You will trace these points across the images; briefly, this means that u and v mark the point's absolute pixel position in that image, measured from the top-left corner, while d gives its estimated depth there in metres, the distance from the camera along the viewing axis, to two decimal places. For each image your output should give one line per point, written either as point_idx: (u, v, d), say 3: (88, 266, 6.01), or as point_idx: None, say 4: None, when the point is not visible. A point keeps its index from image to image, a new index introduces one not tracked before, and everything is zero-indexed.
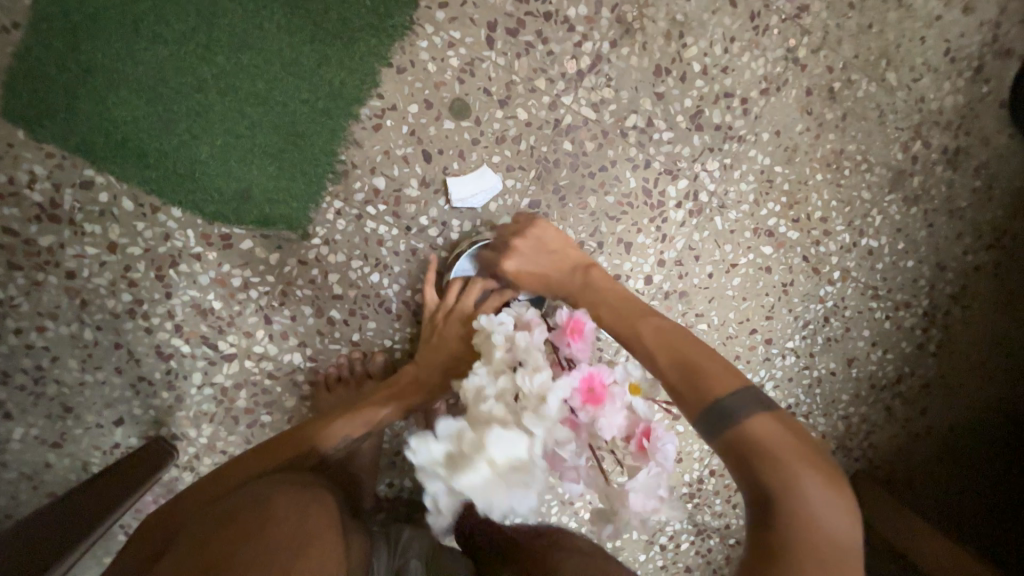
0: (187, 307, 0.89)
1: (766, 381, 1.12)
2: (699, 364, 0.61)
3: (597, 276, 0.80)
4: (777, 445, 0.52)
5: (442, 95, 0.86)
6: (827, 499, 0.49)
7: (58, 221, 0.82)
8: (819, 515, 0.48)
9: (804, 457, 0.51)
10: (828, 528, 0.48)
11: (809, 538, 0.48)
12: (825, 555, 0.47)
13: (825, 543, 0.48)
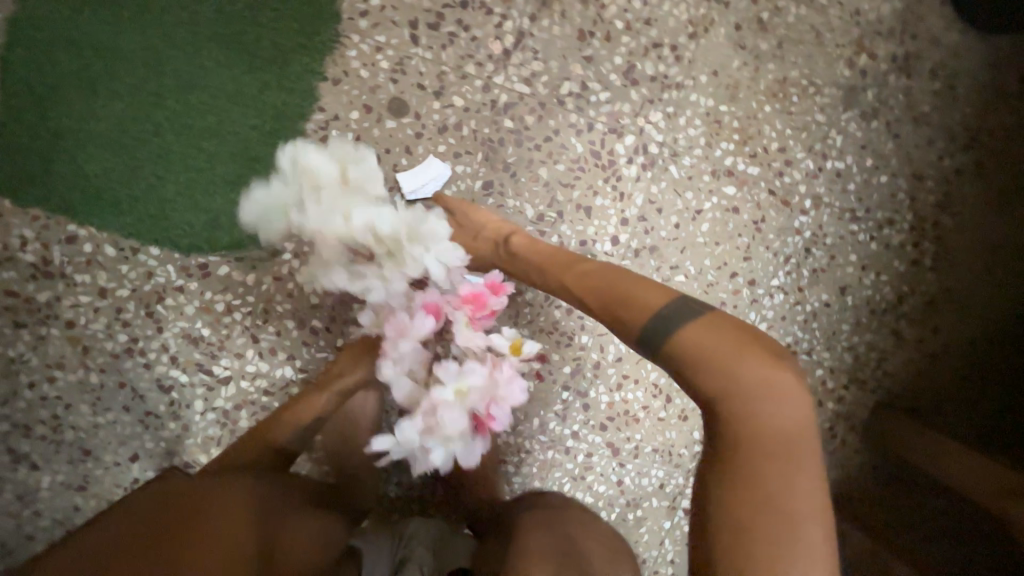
0: (179, 339, 0.94)
1: (760, 324, 1.09)
2: (631, 296, 0.70)
3: (517, 241, 0.85)
4: (716, 352, 0.60)
5: (379, 97, 0.90)
6: (765, 391, 0.57)
7: (52, 276, 0.89)
8: (761, 407, 0.57)
9: (738, 355, 0.59)
10: (772, 414, 0.57)
11: (754, 431, 0.57)
12: (773, 441, 0.56)
13: (770, 429, 0.57)
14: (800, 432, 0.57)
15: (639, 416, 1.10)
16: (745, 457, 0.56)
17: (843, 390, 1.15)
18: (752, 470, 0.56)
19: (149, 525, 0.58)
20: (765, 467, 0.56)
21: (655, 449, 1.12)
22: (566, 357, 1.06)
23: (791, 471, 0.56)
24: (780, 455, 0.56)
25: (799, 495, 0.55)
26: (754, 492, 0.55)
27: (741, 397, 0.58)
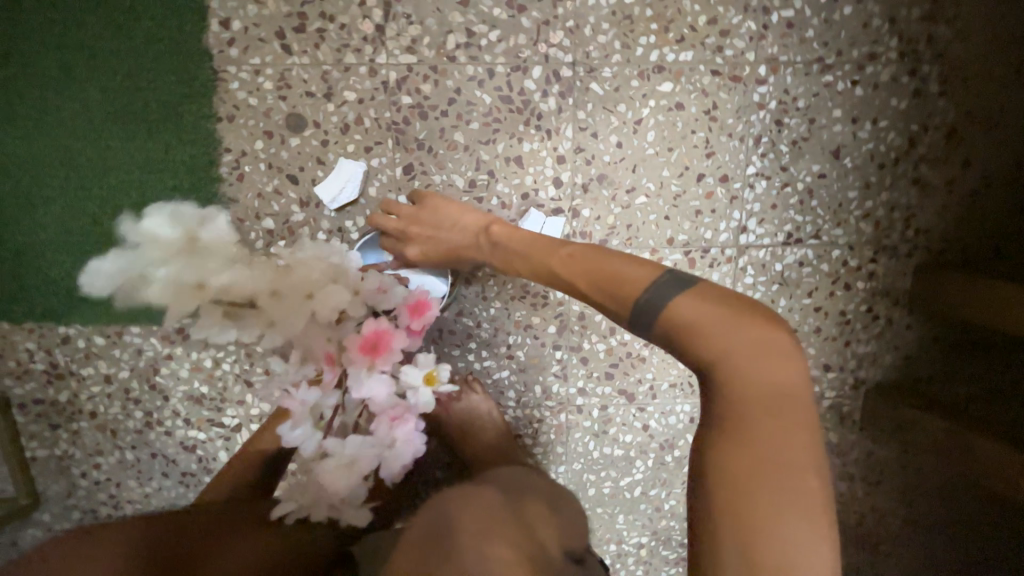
0: (185, 401, 1.00)
1: (749, 221, 0.97)
2: (615, 272, 0.63)
3: (498, 231, 0.80)
4: (711, 321, 0.53)
5: (275, 118, 0.89)
6: (764, 357, 0.52)
7: (63, 376, 0.98)
8: (761, 374, 0.52)
9: (732, 322, 0.53)
10: (774, 378, 0.52)
11: (757, 396, 0.51)
12: (774, 403, 0.51)
13: (773, 394, 0.51)
14: (800, 391, 0.53)
15: (644, 355, 1.03)
16: (747, 421, 0.51)
17: (872, 265, 1.01)
18: (757, 437, 0.50)
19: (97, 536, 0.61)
20: (767, 433, 0.50)
21: (673, 385, 1.05)
22: (547, 317, 1.01)
23: (795, 432, 0.51)
24: (780, 418, 0.51)
25: (806, 459, 0.50)
26: (762, 461, 0.50)
27: (740, 364, 0.52)
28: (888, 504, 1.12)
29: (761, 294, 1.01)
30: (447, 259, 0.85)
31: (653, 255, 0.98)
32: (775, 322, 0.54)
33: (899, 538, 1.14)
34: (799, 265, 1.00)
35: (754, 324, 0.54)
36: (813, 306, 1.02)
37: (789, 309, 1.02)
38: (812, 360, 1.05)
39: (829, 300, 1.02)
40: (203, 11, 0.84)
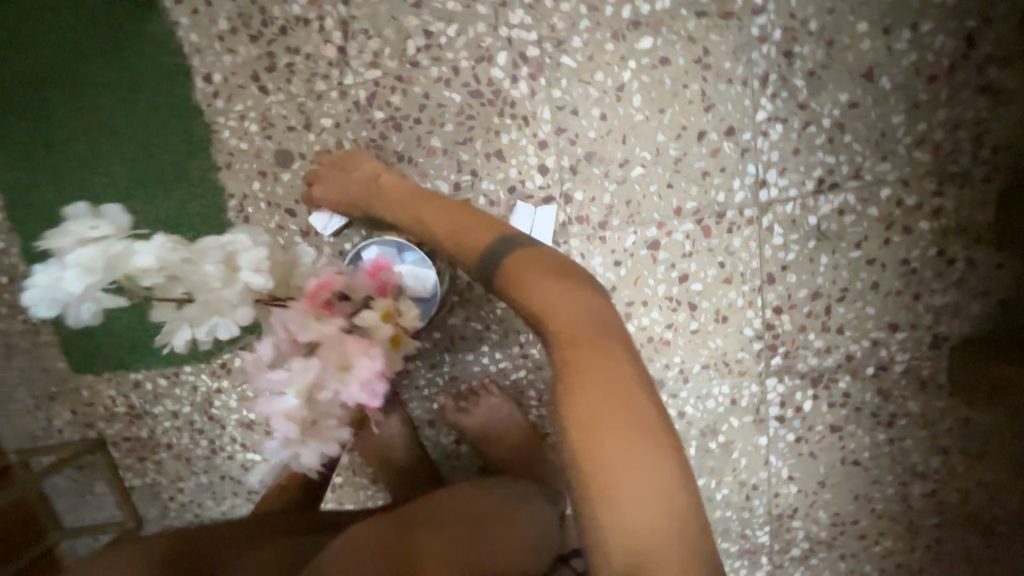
0: (239, 428, 1.10)
1: (769, 174, 0.85)
2: (461, 227, 0.64)
3: (386, 178, 0.78)
4: (531, 274, 0.54)
5: (265, 157, 0.93)
6: (587, 317, 0.52)
7: (141, 415, 1.12)
8: (542, 278, 0.54)
9: (553, 274, 0.54)
10: (606, 337, 0.52)
11: (585, 344, 0.51)
12: (596, 346, 0.51)
13: (600, 352, 0.50)
14: (621, 335, 0.53)
15: (668, 339, 0.95)
16: (581, 369, 0.50)
17: (937, 199, 0.84)
18: (590, 384, 0.49)
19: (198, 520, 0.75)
20: (599, 380, 0.49)
21: (706, 366, 0.95)
22: None
23: (618, 370, 0.50)
24: (608, 360, 0.50)
25: (638, 405, 0.49)
26: (594, 405, 0.48)
27: (562, 311, 0.52)
28: (998, 478, 0.95)
29: (796, 253, 0.88)
30: (351, 214, 0.82)
31: (661, 229, 0.90)
32: (593, 278, 0.56)
33: (1019, 516, 0.96)
34: (839, 214, 0.86)
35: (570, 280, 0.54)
36: (865, 259, 0.87)
37: (834, 266, 0.88)
38: (874, 322, 0.90)
39: (885, 249, 0.87)
40: (185, 69, 0.90)
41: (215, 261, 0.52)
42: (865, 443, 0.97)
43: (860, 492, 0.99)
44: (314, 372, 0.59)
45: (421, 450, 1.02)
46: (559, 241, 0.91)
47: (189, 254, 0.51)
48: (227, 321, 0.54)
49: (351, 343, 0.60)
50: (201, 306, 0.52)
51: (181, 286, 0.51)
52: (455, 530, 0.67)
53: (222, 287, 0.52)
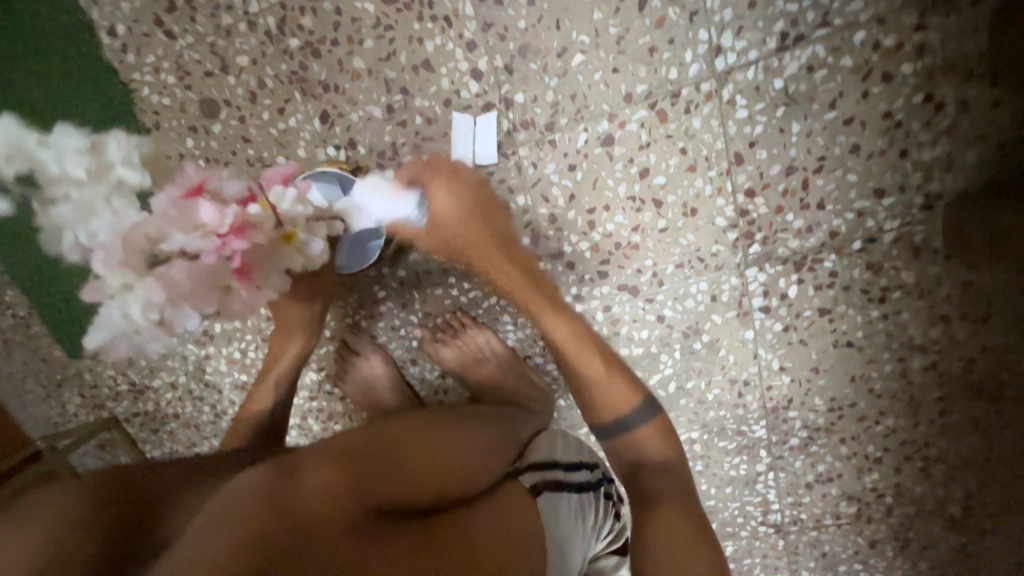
0: (235, 391, 1.14)
1: (722, 37, 0.77)
2: (512, 257, 0.86)
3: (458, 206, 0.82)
4: (585, 338, 0.86)
5: (191, 110, 0.89)
6: (607, 362, 0.86)
7: (144, 391, 1.17)
8: (656, 437, 0.82)
9: (589, 334, 0.87)
10: (637, 424, 0.83)
11: (624, 387, 0.84)
12: (620, 374, 0.85)
13: (626, 387, 0.84)
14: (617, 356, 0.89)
15: (637, 242, 0.90)
16: (618, 375, 0.86)
17: (918, 35, 0.74)
18: (639, 435, 0.83)
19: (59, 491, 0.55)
20: (623, 390, 0.84)
21: (680, 265, 0.91)
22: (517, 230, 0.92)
23: (627, 382, 0.86)
24: (623, 381, 0.85)
25: (636, 391, 0.85)
26: (610, 391, 0.84)
27: (602, 357, 0.86)
28: (1006, 341, 0.89)
29: (764, 125, 0.81)
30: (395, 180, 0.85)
31: (613, 122, 0.83)
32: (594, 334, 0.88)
33: None
34: (808, 72, 0.77)
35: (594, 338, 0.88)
36: (842, 120, 0.79)
37: (807, 133, 0.80)
38: (858, 189, 0.83)
39: (863, 104, 0.78)
40: (89, 26, 0.86)
41: (81, 159, 0.52)
42: (857, 323, 0.92)
43: (857, 374, 0.96)
44: (154, 221, 0.53)
45: (408, 389, 1.03)
46: (506, 152, 0.86)
47: (51, 143, 0.51)
48: (108, 221, 0.53)
49: (206, 207, 0.55)
50: (76, 201, 0.52)
51: (51, 184, 0.52)
52: (387, 467, 0.62)
53: (95, 176, 0.52)
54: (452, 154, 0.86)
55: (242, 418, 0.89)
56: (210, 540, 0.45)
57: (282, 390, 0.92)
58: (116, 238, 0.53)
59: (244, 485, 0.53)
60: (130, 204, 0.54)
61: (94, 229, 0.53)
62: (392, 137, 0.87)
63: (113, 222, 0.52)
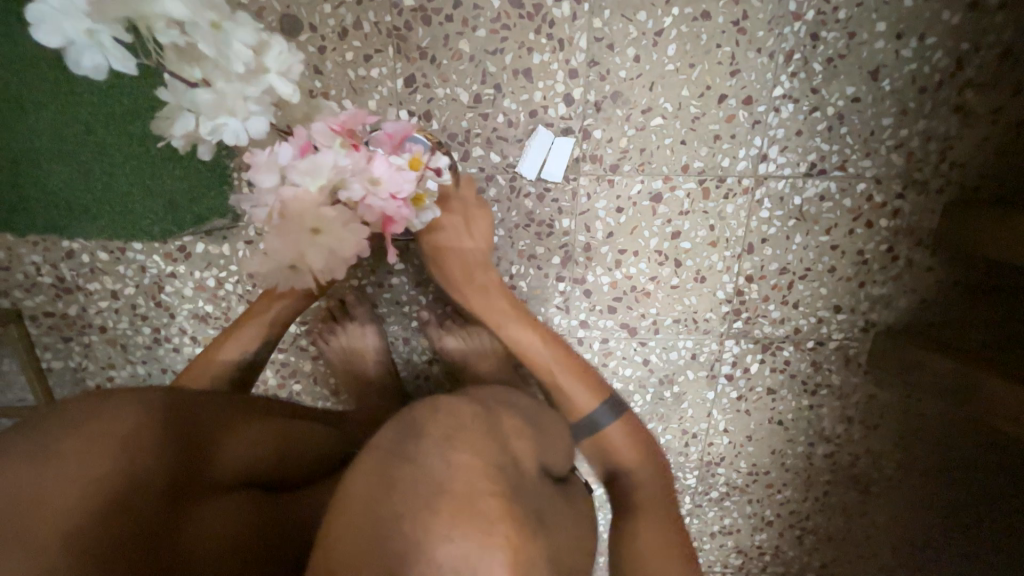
0: (191, 319, 1.01)
1: (770, 149, 0.92)
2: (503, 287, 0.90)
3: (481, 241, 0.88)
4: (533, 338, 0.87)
5: (268, 19, 0.83)
6: (567, 362, 0.85)
7: (72, 290, 0.99)
8: (626, 445, 0.80)
9: (534, 326, 0.88)
10: (603, 424, 0.81)
11: (576, 377, 0.84)
12: (572, 367, 0.85)
13: (593, 389, 0.83)
14: (570, 356, 0.86)
15: (649, 290, 1.00)
16: (574, 373, 0.85)
17: (899, 201, 0.95)
18: (607, 435, 0.81)
19: (106, 397, 0.57)
20: (578, 383, 0.84)
21: (677, 320, 1.03)
22: (552, 248, 0.97)
23: (586, 370, 0.85)
24: (576, 375, 0.84)
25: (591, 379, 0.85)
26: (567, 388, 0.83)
27: (547, 347, 0.86)
28: (884, 448, 1.13)
29: (777, 228, 0.97)
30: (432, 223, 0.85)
31: (666, 183, 0.93)
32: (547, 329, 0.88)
33: (891, 481, 1.15)
34: (820, 199, 0.95)
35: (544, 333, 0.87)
36: (830, 244, 0.98)
37: (804, 246, 0.98)
38: (824, 301, 1.02)
39: (848, 238, 0.97)
40: None
41: (244, 57, 0.57)
42: (791, 406, 1.10)
43: (777, 448, 1.14)
44: (341, 170, 0.66)
45: (393, 367, 1.01)
46: (569, 176, 0.92)
47: (222, 30, 0.55)
48: (238, 125, 0.62)
49: (382, 164, 0.68)
50: (218, 98, 0.59)
51: (196, 66, 0.58)
52: (526, 443, 0.63)
53: (245, 82, 0.60)
54: (521, 160, 0.91)
55: (217, 362, 0.83)
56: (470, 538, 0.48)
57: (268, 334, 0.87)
58: (242, 139, 0.63)
59: (452, 474, 0.52)
60: (260, 110, 0.63)
61: (222, 122, 0.61)
62: (469, 125, 0.89)
63: (312, 169, 0.64)
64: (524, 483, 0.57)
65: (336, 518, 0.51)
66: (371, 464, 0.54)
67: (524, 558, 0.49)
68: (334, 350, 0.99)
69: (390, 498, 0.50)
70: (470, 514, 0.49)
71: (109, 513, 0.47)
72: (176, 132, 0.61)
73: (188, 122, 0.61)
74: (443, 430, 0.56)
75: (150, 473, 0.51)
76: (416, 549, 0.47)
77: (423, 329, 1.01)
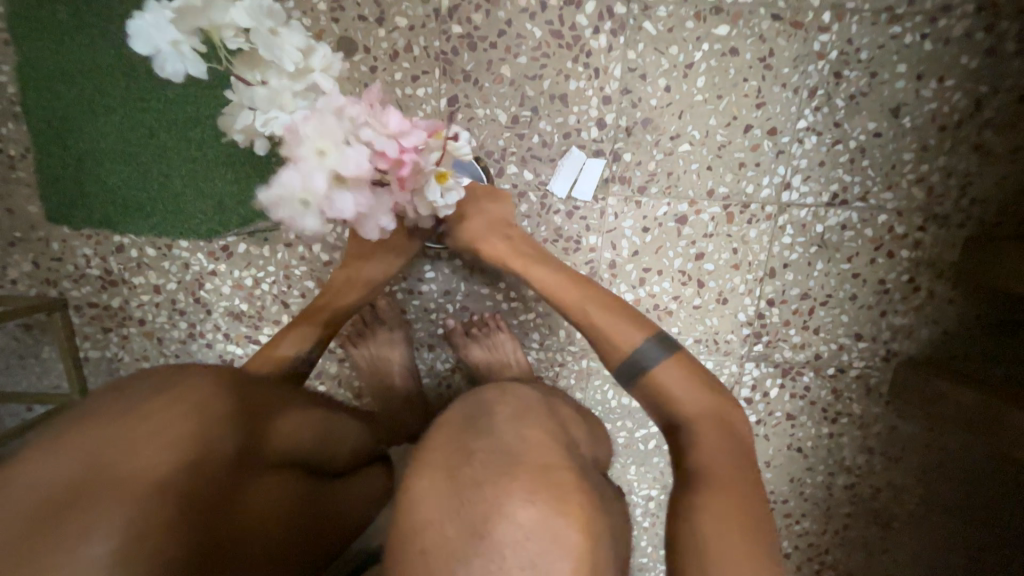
0: (226, 316, 1.05)
1: (793, 178, 0.95)
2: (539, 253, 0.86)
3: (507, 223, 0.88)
4: (566, 285, 0.81)
5: (327, 40, 0.91)
6: (605, 303, 0.78)
7: (117, 283, 1.04)
8: (680, 386, 0.70)
9: (571, 277, 0.82)
10: (650, 363, 0.72)
11: (618, 321, 0.76)
12: (618, 312, 0.77)
13: (637, 325, 0.75)
14: (615, 302, 0.79)
15: (672, 309, 1.02)
16: (619, 317, 0.76)
17: (919, 233, 0.97)
18: (658, 373, 0.71)
19: (185, 369, 0.62)
20: (622, 324, 0.76)
21: (698, 340, 1.04)
22: (578, 263, 1.00)
23: (635, 317, 0.77)
24: (617, 317, 0.76)
25: (636, 321, 0.76)
26: (611, 329, 0.76)
27: (589, 295, 0.79)
28: (905, 481, 1.11)
29: (799, 255, 0.99)
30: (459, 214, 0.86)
31: (691, 206, 0.97)
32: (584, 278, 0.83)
33: (913, 516, 1.12)
34: (841, 228, 0.98)
35: (583, 285, 0.81)
36: (851, 272, 1.00)
37: (826, 273, 1.00)
38: (845, 328, 1.03)
39: (869, 267, 0.99)
40: None
41: (295, 55, 0.59)
42: (811, 434, 1.10)
43: (796, 476, 1.13)
44: (357, 110, 0.59)
45: (417, 373, 1.03)
46: (598, 195, 0.96)
47: (279, 35, 0.58)
48: (289, 122, 0.62)
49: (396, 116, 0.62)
50: (273, 97, 0.61)
51: (257, 70, 0.61)
52: (579, 427, 0.69)
53: (295, 82, 0.61)
54: (553, 179, 0.96)
55: (269, 355, 0.85)
56: (546, 498, 0.54)
57: (319, 335, 0.89)
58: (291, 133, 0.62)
59: (523, 445, 0.59)
60: (309, 109, 0.63)
61: (273, 116, 0.61)
62: (505, 143, 0.94)
63: (329, 106, 0.58)
64: (587, 464, 0.64)
65: (422, 483, 0.58)
66: (448, 438, 0.62)
67: (594, 523, 0.55)
68: (361, 354, 1.02)
69: (471, 465, 0.57)
70: (546, 477, 0.56)
71: (186, 475, 0.52)
72: (235, 126, 0.64)
73: (247, 117, 0.62)
74: (509, 410, 0.65)
75: (220, 442, 0.56)
76: (500, 510, 0.53)
77: (448, 337, 1.04)
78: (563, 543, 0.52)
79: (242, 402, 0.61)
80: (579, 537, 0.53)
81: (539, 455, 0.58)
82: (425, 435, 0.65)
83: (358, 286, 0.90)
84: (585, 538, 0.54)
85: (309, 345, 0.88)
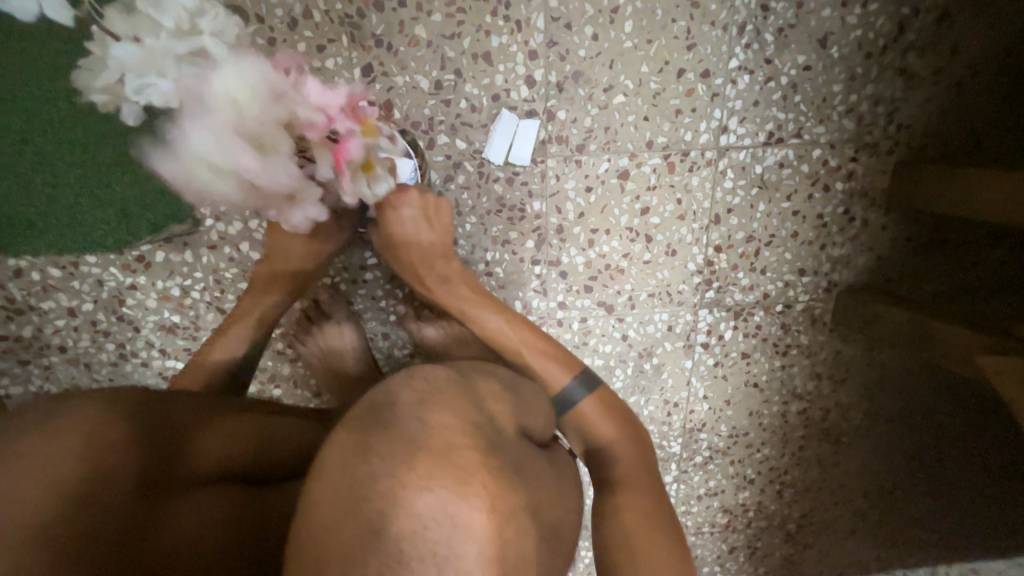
0: (158, 331, 0.97)
1: (729, 121, 0.94)
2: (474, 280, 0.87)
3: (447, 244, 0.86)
4: (499, 322, 0.84)
5: None
6: (528, 339, 0.83)
7: (24, 310, 0.94)
8: (600, 419, 0.77)
9: (501, 308, 0.85)
10: (576, 399, 0.78)
11: (540, 359, 0.81)
12: (547, 351, 0.82)
13: (561, 363, 0.81)
14: (544, 342, 0.83)
15: (623, 267, 1.02)
16: (550, 357, 0.81)
17: (852, 164, 0.99)
18: (581, 408, 0.78)
19: (67, 400, 0.58)
20: (549, 364, 0.81)
21: (652, 295, 1.05)
22: (525, 232, 0.97)
23: (563, 358, 0.82)
24: (542, 354, 0.81)
25: (562, 360, 0.81)
26: (536, 362, 0.81)
27: (514, 325, 0.84)
28: (850, 400, 1.19)
29: (741, 198, 1.00)
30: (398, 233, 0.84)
31: (632, 160, 0.94)
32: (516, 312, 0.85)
33: (859, 430, 1.22)
34: (779, 166, 0.98)
35: (511, 317, 0.84)
36: (791, 210, 1.01)
37: (767, 213, 1.01)
38: (789, 266, 1.06)
39: (807, 203, 1.01)
40: None
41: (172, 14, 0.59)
42: (764, 368, 1.15)
43: (754, 410, 1.19)
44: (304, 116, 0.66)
45: (374, 362, 1.00)
46: (537, 158, 0.93)
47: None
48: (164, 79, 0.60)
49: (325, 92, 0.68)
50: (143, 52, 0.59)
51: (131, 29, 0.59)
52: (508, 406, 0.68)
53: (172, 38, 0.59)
54: (488, 146, 0.90)
55: (204, 363, 0.83)
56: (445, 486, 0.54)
57: (257, 336, 0.86)
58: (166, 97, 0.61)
59: (427, 435, 0.56)
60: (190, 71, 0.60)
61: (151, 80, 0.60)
62: (432, 112, 0.88)
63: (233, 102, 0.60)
64: (503, 438, 0.63)
65: (320, 483, 0.54)
66: (348, 434, 0.58)
67: (503, 499, 0.56)
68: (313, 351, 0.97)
69: (369, 460, 0.54)
70: (445, 463, 0.55)
71: (74, 507, 0.48)
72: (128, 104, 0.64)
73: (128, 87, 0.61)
74: (415, 393, 0.61)
75: (113, 467, 0.53)
76: (396, 502, 0.52)
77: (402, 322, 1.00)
78: (465, 527, 0.53)
79: (132, 426, 0.58)
80: (485, 519, 0.54)
81: (441, 443, 0.56)
82: (330, 432, 0.61)
83: (285, 279, 0.87)
84: (492, 520, 0.54)
85: (244, 348, 0.85)
